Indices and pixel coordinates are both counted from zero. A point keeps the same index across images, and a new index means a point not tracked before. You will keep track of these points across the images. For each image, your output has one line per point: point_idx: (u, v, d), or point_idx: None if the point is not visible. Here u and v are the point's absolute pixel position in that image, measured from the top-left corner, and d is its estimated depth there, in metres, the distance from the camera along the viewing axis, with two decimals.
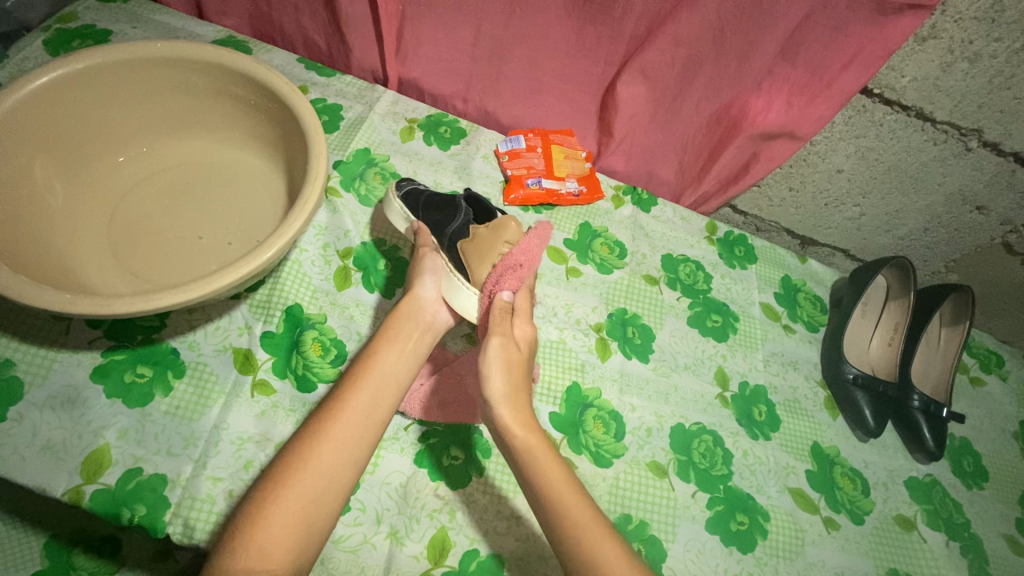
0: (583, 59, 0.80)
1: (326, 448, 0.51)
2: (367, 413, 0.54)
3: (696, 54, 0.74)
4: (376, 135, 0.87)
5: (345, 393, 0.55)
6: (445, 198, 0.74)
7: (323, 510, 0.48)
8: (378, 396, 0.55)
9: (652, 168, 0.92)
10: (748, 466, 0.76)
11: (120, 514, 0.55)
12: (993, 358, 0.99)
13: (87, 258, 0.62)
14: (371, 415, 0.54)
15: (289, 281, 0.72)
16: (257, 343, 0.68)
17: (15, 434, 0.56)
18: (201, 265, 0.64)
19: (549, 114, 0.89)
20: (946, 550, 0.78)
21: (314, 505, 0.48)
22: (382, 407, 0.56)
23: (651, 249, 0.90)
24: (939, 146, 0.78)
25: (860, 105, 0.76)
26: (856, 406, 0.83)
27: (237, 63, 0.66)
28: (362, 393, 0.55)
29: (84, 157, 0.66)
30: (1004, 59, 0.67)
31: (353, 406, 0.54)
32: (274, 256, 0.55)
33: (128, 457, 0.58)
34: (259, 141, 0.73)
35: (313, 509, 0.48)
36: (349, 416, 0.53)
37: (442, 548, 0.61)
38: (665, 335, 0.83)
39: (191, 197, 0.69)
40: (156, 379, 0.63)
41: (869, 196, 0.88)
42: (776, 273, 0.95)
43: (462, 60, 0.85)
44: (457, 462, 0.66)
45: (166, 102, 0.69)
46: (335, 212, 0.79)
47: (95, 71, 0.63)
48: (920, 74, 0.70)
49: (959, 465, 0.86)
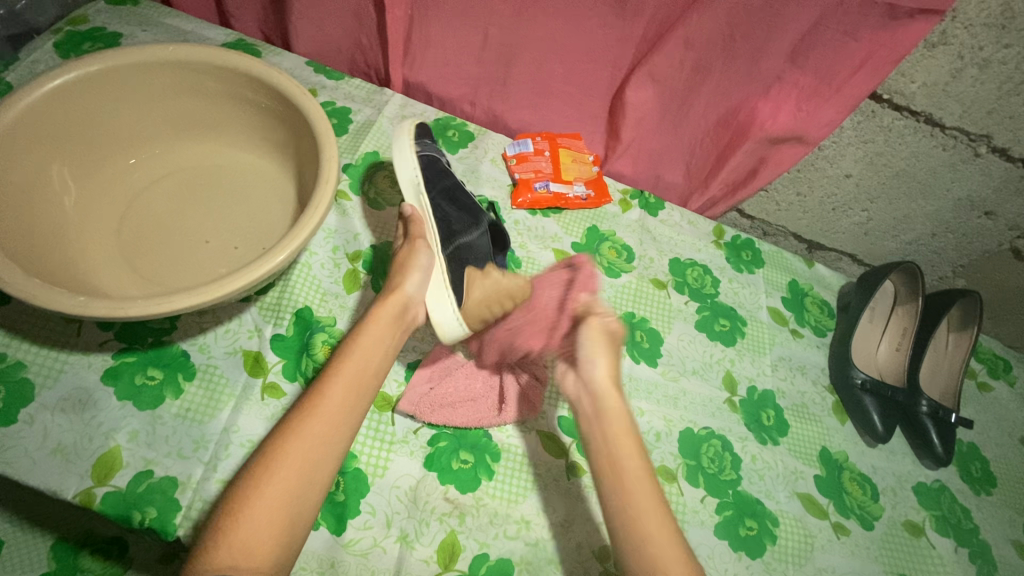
0: (592, 63, 0.80)
1: (299, 446, 0.51)
2: (343, 407, 0.54)
3: (705, 57, 0.74)
4: (385, 139, 0.87)
5: (322, 386, 0.55)
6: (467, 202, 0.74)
7: (300, 507, 0.50)
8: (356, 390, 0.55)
9: (660, 172, 0.93)
10: (757, 471, 0.75)
11: (131, 517, 0.55)
12: (1000, 363, 0.99)
13: (98, 261, 0.62)
14: (346, 408, 0.54)
15: (299, 284, 0.72)
16: (268, 346, 0.68)
17: (27, 436, 0.56)
18: (212, 268, 0.65)
19: (557, 118, 0.90)
20: (955, 556, 0.78)
21: (289, 502, 0.49)
22: (360, 401, 0.56)
23: (659, 253, 0.90)
24: (948, 151, 0.78)
25: (869, 110, 0.76)
26: (864, 411, 0.83)
27: (248, 66, 0.66)
28: (339, 387, 0.55)
29: (95, 159, 0.66)
30: (1014, 65, 0.67)
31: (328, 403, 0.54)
32: (285, 260, 0.55)
33: (139, 459, 0.58)
34: (270, 143, 0.73)
35: (289, 506, 0.49)
36: (323, 412, 0.53)
37: (451, 552, 0.60)
38: (673, 339, 0.83)
39: (201, 199, 0.70)
40: (167, 382, 0.63)
41: (877, 201, 0.88)
42: (784, 277, 0.95)
43: (471, 64, 0.85)
44: (466, 466, 0.66)
45: (177, 104, 0.69)
46: (344, 216, 0.80)
47: (106, 74, 0.63)
48: (930, 79, 0.70)
49: (968, 471, 0.86)
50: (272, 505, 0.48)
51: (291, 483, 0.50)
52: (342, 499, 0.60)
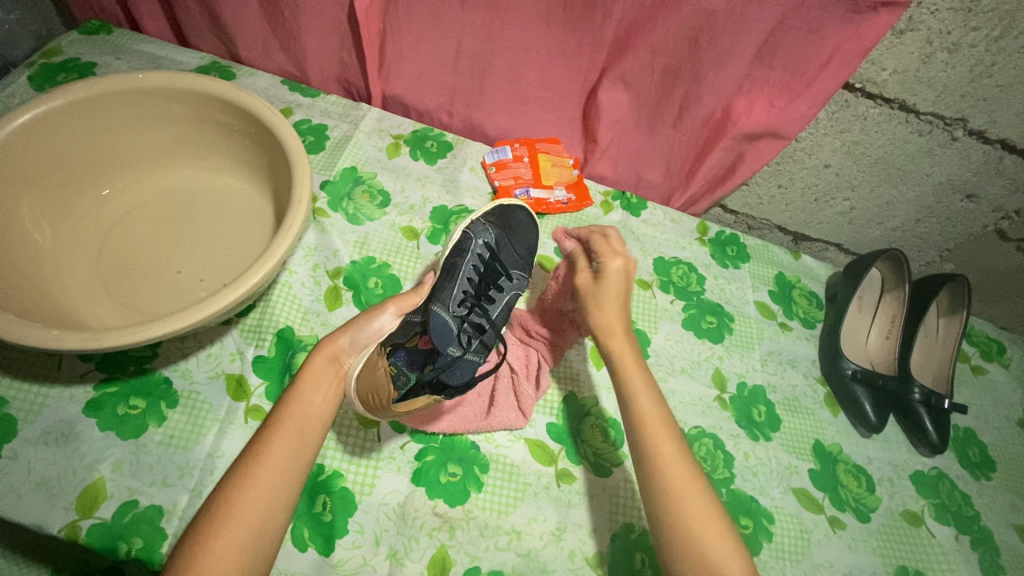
0: (566, 68, 0.80)
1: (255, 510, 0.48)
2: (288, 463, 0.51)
3: (676, 57, 0.74)
4: (362, 153, 0.87)
5: (264, 438, 0.52)
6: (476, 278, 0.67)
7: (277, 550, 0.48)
8: (303, 436, 0.53)
9: (640, 172, 0.92)
10: (750, 468, 0.75)
11: (117, 548, 0.55)
12: (994, 345, 0.98)
13: (77, 294, 0.62)
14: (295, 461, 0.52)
15: (279, 305, 0.72)
16: (250, 368, 0.67)
17: (10, 472, 0.56)
18: (191, 295, 0.64)
19: (534, 124, 0.89)
20: (955, 544, 0.77)
21: (260, 544, 0.48)
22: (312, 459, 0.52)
23: (642, 253, 0.89)
24: (925, 136, 0.77)
25: (843, 100, 0.76)
26: (855, 401, 0.82)
27: (219, 90, 0.67)
28: (287, 435, 0.53)
29: (71, 192, 0.66)
30: (984, 48, 0.66)
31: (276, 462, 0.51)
32: (262, 280, 0.55)
33: (124, 489, 0.58)
34: (245, 166, 0.73)
35: (261, 549, 0.47)
36: (284, 459, 0.51)
37: (442, 567, 0.60)
38: (660, 339, 0.82)
39: (177, 226, 0.69)
40: (150, 410, 0.63)
41: (857, 190, 0.87)
42: (770, 271, 0.94)
43: (445, 74, 0.85)
44: (455, 479, 0.65)
45: (150, 131, 0.70)
46: (324, 233, 0.79)
47: (76, 106, 0.63)
48: (900, 66, 0.70)
49: (965, 456, 0.85)
50: (249, 540, 0.47)
51: (250, 556, 0.46)
52: (329, 519, 0.60)
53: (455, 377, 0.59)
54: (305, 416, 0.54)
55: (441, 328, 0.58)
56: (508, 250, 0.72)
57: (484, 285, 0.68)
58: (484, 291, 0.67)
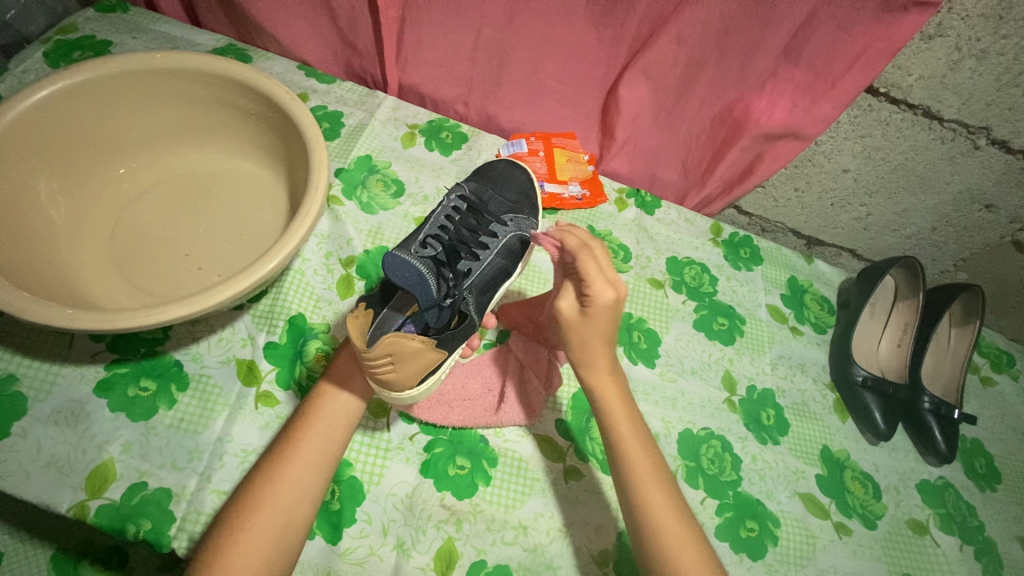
0: (586, 61, 0.79)
1: (270, 524, 0.51)
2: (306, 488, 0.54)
3: (699, 53, 0.73)
4: (377, 142, 0.87)
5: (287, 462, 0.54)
6: (456, 226, 0.67)
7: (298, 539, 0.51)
8: (329, 435, 0.57)
9: (655, 169, 0.92)
10: (757, 471, 0.75)
11: (125, 530, 0.55)
12: (1003, 357, 0.98)
13: (89, 272, 0.62)
14: (312, 485, 0.54)
15: (292, 291, 0.72)
16: (261, 354, 0.67)
17: (19, 449, 0.56)
18: (202, 279, 0.64)
19: (551, 117, 0.89)
20: (959, 553, 0.77)
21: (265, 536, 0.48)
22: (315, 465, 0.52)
23: (655, 252, 0.89)
24: (947, 145, 0.77)
25: (865, 104, 0.75)
26: (865, 410, 0.82)
27: (237, 72, 0.66)
28: (310, 464, 0.55)
29: (86, 170, 0.66)
30: (1013, 56, 0.65)
31: (294, 482, 0.53)
32: (277, 266, 0.55)
33: (133, 470, 0.58)
34: (259, 149, 0.73)
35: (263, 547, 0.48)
36: (310, 458, 0.55)
37: (449, 559, 0.60)
38: (671, 339, 0.82)
39: (190, 208, 0.69)
40: (160, 392, 0.62)
41: (875, 196, 0.87)
42: (782, 274, 0.94)
43: (463, 65, 0.84)
44: (463, 472, 0.65)
45: (166, 112, 0.69)
46: (337, 221, 0.79)
47: (95, 83, 0.63)
48: (926, 72, 0.69)
49: (972, 466, 0.85)
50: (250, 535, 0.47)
51: None
52: (337, 508, 0.60)
53: (438, 319, 0.60)
54: (333, 434, 0.57)
55: (413, 279, 0.55)
56: (495, 195, 0.73)
57: (470, 232, 0.68)
58: (463, 237, 0.67)
